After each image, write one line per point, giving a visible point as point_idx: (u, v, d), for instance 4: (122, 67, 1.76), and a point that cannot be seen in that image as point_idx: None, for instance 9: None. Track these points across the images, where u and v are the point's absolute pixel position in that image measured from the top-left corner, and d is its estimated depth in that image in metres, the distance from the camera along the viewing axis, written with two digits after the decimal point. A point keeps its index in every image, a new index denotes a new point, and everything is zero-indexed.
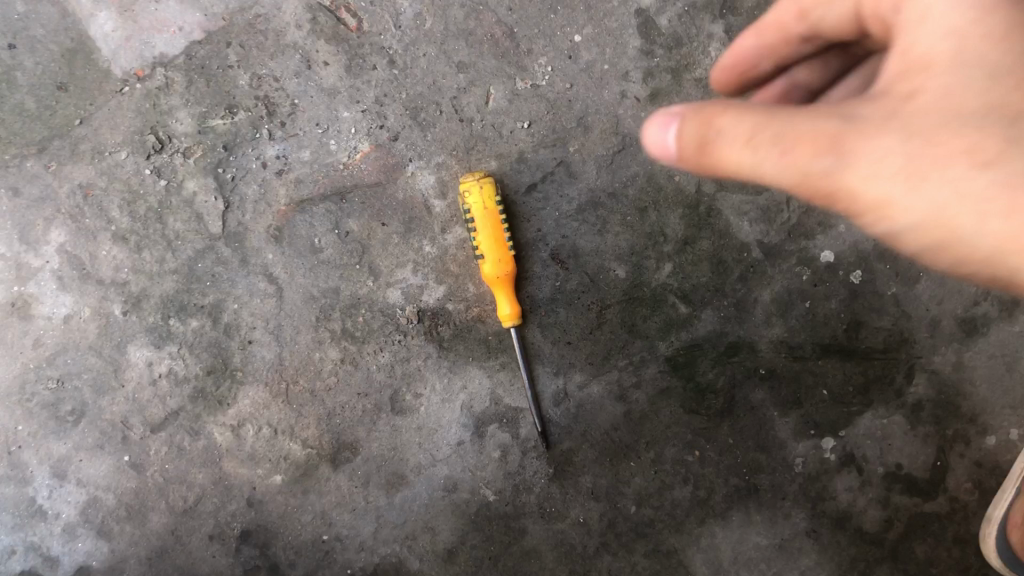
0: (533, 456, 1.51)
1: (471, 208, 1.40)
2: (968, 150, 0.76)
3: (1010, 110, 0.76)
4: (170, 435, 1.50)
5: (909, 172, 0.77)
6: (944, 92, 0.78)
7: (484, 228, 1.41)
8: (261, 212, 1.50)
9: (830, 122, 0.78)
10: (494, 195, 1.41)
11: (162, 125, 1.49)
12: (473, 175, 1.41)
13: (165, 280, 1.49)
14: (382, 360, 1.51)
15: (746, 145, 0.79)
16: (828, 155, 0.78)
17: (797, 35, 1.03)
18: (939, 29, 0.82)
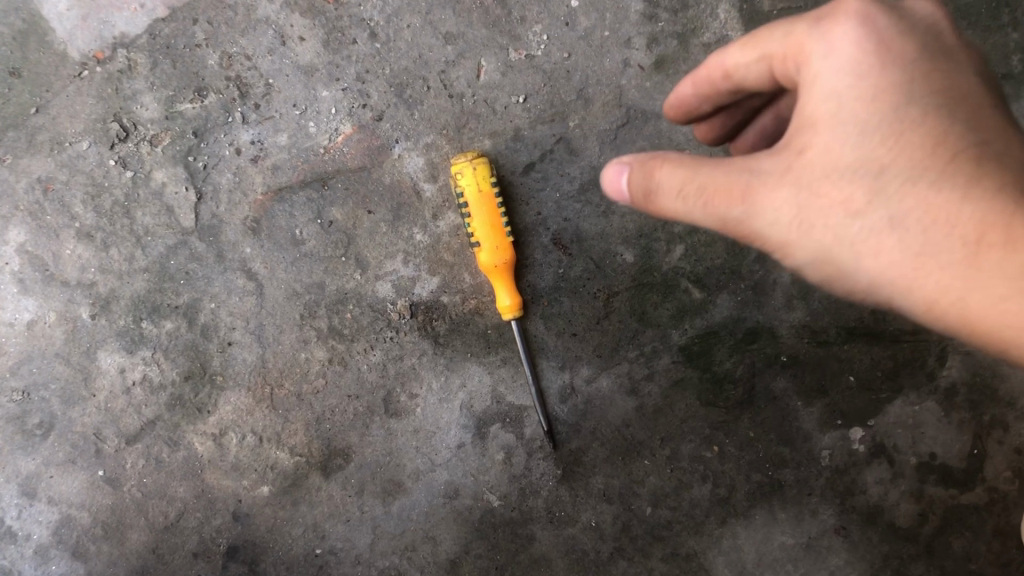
0: (540, 458, 1.41)
1: (464, 191, 1.29)
2: (850, 199, 0.80)
3: (886, 160, 0.79)
4: (147, 447, 1.39)
5: (803, 220, 0.82)
6: (830, 143, 0.81)
7: (479, 213, 1.30)
8: (236, 203, 1.38)
9: (730, 174, 0.83)
10: (489, 176, 1.30)
11: (125, 112, 1.37)
12: (466, 155, 1.29)
13: (135, 280, 1.38)
14: (373, 359, 1.40)
15: (666, 194, 0.86)
16: (730, 206, 0.83)
17: (728, 89, 1.00)
18: (827, 81, 0.82)
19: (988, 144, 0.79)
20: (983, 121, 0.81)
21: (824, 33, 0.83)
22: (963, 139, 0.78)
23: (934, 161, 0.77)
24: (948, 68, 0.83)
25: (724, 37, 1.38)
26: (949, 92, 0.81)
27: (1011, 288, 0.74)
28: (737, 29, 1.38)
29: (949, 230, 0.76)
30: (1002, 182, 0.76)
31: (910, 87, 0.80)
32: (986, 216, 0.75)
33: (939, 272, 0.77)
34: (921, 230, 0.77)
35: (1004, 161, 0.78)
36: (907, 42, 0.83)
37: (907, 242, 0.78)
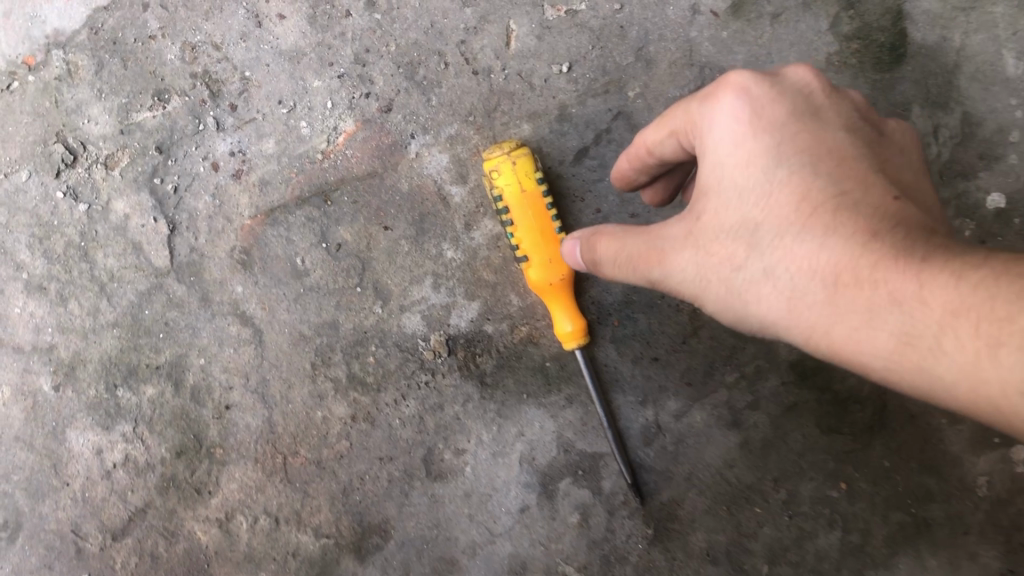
0: (624, 516, 1.11)
1: (501, 192, 1.00)
2: (732, 255, 0.74)
3: (758, 218, 0.73)
4: (139, 542, 1.12)
5: (701, 281, 0.76)
6: (717, 207, 0.76)
7: (521, 219, 1.01)
8: (218, 231, 1.10)
9: (649, 242, 0.81)
10: (533, 169, 1.01)
11: (70, 129, 1.09)
12: (500, 146, 1.00)
13: (103, 338, 1.10)
14: (406, 412, 1.12)
15: (609, 266, 0.84)
16: (648, 270, 0.80)
17: (662, 165, 0.87)
18: (711, 149, 0.77)
19: (854, 189, 0.71)
20: (852, 165, 0.72)
21: (704, 102, 0.77)
22: (828, 187, 0.71)
23: (799, 212, 0.71)
24: (822, 123, 0.75)
25: None
26: (820, 144, 0.74)
27: (867, 321, 0.66)
28: None
29: (811, 273, 0.69)
30: (860, 224, 0.68)
31: (779, 147, 0.74)
32: (844, 254, 0.67)
33: (805, 314, 0.69)
34: (790, 276, 0.70)
35: (868, 203, 0.69)
36: (785, 101, 0.76)
37: (778, 288, 0.71)
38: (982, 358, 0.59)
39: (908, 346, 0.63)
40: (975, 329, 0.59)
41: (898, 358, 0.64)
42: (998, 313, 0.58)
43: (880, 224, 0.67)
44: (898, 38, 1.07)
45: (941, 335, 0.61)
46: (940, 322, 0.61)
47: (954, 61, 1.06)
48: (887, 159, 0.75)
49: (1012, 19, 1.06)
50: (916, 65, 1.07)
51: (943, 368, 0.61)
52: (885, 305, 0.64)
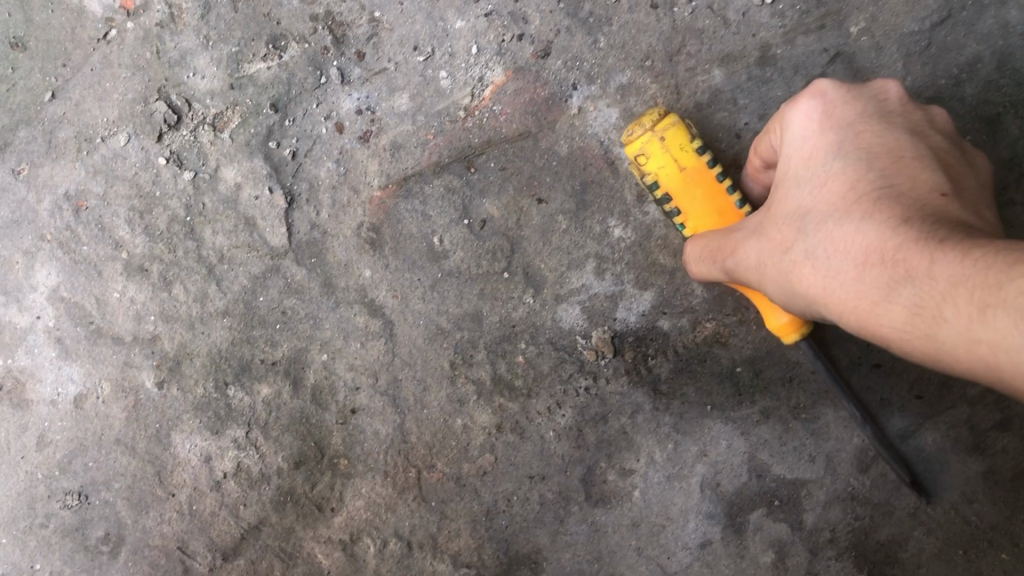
0: (829, 556, 0.90)
1: (648, 176, 0.78)
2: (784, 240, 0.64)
3: (809, 206, 0.63)
4: (252, 564, 0.96)
5: (764, 269, 0.67)
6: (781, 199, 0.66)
7: (688, 202, 0.79)
8: (343, 205, 0.93)
9: (724, 240, 0.72)
10: (685, 140, 0.78)
11: (173, 84, 0.94)
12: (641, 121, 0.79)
13: (213, 328, 0.95)
14: (562, 423, 0.93)
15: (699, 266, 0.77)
16: (728, 262, 0.71)
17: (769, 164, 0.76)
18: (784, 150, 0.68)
19: (905, 183, 0.59)
20: (914, 163, 0.61)
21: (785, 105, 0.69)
22: (880, 179, 0.60)
23: (844, 199, 0.60)
24: (890, 126, 0.65)
25: None
26: (882, 142, 0.63)
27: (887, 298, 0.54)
28: None
29: (844, 252, 0.58)
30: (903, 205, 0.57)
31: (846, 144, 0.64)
32: (876, 234, 0.56)
33: (840, 299, 0.58)
34: (826, 264, 0.60)
35: (915, 195, 0.58)
36: (859, 105, 0.66)
37: (818, 270, 0.60)
38: (975, 323, 0.47)
39: (920, 321, 0.52)
40: (972, 291, 0.47)
41: (911, 334, 0.52)
42: (992, 278, 0.46)
43: (920, 209, 0.56)
44: None
45: (942, 302, 0.50)
46: (944, 291, 0.50)
47: None
48: (967, 169, 0.63)
49: None
50: None
51: (947, 341, 0.49)
52: (899, 280, 0.53)
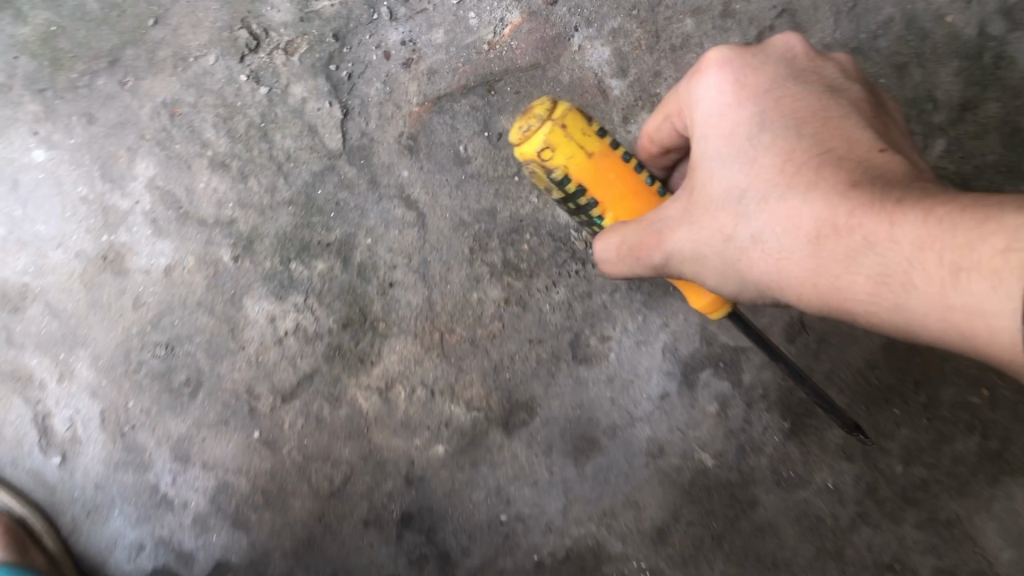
0: (762, 409, 1.16)
1: (560, 162, 0.82)
2: (723, 226, 0.76)
3: (745, 183, 0.75)
4: (306, 405, 1.21)
5: (703, 250, 0.79)
6: (709, 174, 0.78)
7: (602, 190, 0.86)
8: (389, 117, 1.18)
9: (642, 226, 0.84)
10: (577, 122, 0.82)
11: (254, 17, 1.21)
12: (530, 118, 0.82)
13: (280, 215, 1.18)
14: (556, 298, 1.17)
15: (616, 263, 0.88)
16: (650, 256, 0.83)
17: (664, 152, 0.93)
18: (701, 125, 0.81)
19: (838, 148, 0.72)
20: (838, 124, 0.75)
21: (693, 81, 0.82)
22: (812, 147, 0.72)
23: (783, 173, 0.72)
24: (799, 90, 0.79)
25: None
26: (800, 106, 0.77)
27: (847, 268, 0.66)
28: None
29: (795, 230, 0.70)
30: (836, 172, 0.69)
31: (764, 114, 0.77)
32: (824, 208, 0.68)
33: (794, 270, 0.70)
34: (777, 237, 0.72)
35: (853, 158, 0.70)
36: (766, 74, 0.80)
37: (767, 249, 0.72)
38: (950, 288, 0.58)
39: (883, 285, 0.64)
40: (942, 258, 0.59)
41: (879, 299, 0.64)
42: (962, 241, 0.58)
43: (860, 179, 0.68)
44: None
45: (909, 268, 0.61)
46: (909, 255, 0.61)
47: None
48: (867, 108, 0.78)
49: None
50: None
51: (915, 304, 0.61)
52: (859, 249, 0.65)
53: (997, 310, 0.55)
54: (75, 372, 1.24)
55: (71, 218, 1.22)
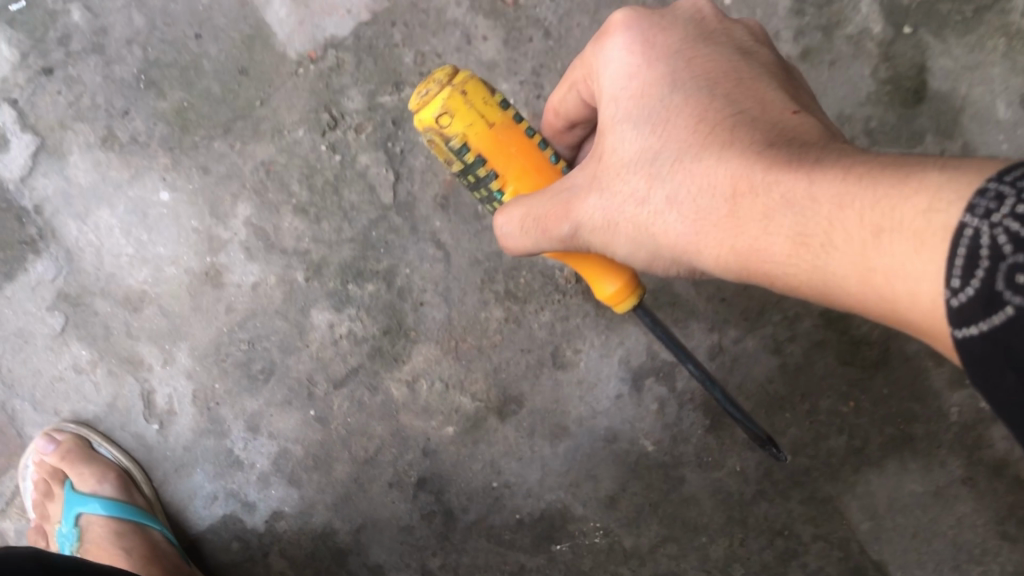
0: (690, 408, 1.60)
1: (456, 126, 1.02)
2: (636, 189, 0.95)
3: (659, 146, 0.94)
4: (352, 391, 1.62)
5: (620, 213, 0.97)
6: (619, 138, 0.98)
7: (500, 160, 1.06)
8: (429, 182, 1.59)
9: (554, 199, 1.02)
10: (473, 92, 1.02)
11: (333, 103, 1.59)
12: (431, 82, 1.03)
13: (344, 248, 1.61)
14: (543, 318, 1.59)
15: (515, 236, 1.08)
16: (560, 225, 1.02)
17: (563, 121, 1.19)
18: (609, 89, 1.01)
19: (748, 110, 0.91)
20: (746, 83, 0.95)
21: (600, 46, 1.03)
22: (721, 109, 0.92)
23: (693, 135, 0.92)
24: (708, 53, 0.98)
25: (866, 29, 1.54)
26: (705, 65, 0.97)
27: (763, 229, 0.82)
28: (878, 21, 1.54)
29: (709, 191, 0.88)
30: (744, 136, 0.87)
31: (675, 74, 0.97)
32: (738, 168, 0.85)
33: (707, 224, 0.88)
34: (691, 199, 0.90)
35: (761, 120, 0.89)
36: (674, 37, 1.00)
37: (683, 207, 0.90)
38: (873, 251, 0.70)
39: (799, 240, 0.79)
40: (863, 224, 0.71)
41: (796, 255, 0.79)
42: (879, 202, 0.70)
43: (765, 139, 0.86)
44: (921, 85, 1.53)
45: (828, 227, 0.75)
46: (827, 214, 0.75)
47: (959, 105, 1.52)
48: (773, 70, 0.98)
49: (1006, 79, 1.52)
50: (932, 106, 1.53)
51: (831, 262, 0.75)
52: (780, 212, 0.80)
53: (918, 270, 0.66)
54: (176, 359, 1.64)
55: (184, 243, 1.63)
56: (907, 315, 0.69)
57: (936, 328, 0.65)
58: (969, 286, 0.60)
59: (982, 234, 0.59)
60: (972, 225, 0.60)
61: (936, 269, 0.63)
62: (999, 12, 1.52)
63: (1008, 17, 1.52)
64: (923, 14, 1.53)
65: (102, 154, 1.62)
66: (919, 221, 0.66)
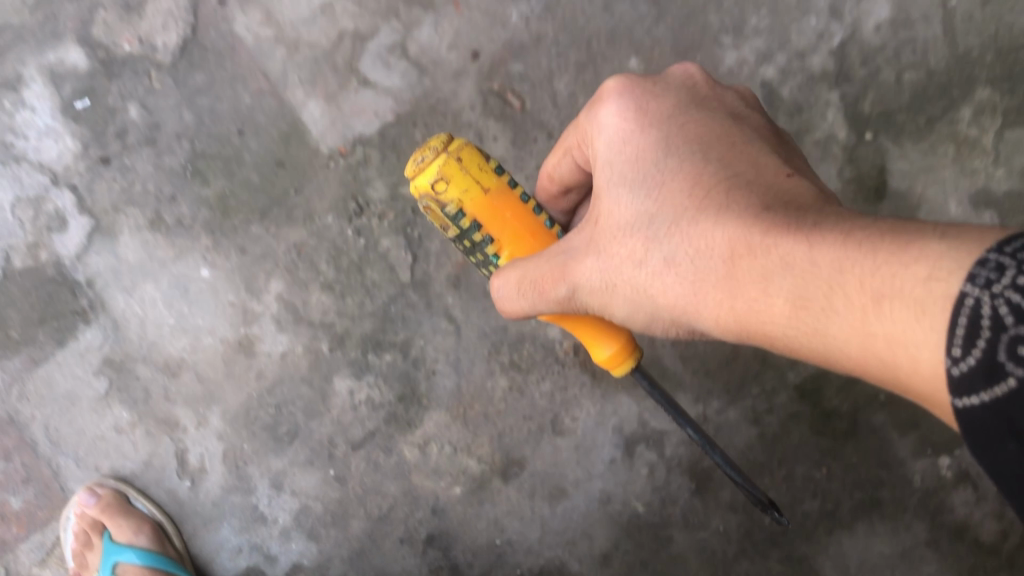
0: (677, 473, 1.75)
1: (450, 191, 1.14)
2: (636, 252, 1.02)
3: (658, 211, 1.00)
4: (368, 453, 1.78)
5: (622, 272, 1.04)
6: (617, 201, 1.05)
7: (496, 224, 1.18)
8: (443, 263, 1.78)
9: (552, 262, 1.11)
10: (466, 161, 1.15)
11: (360, 193, 1.78)
12: (427, 150, 1.15)
13: (365, 321, 1.78)
14: (544, 388, 1.76)
15: (511, 298, 1.17)
16: (558, 286, 1.11)
17: (557, 185, 1.30)
18: (605, 155, 1.09)
19: (744, 175, 0.97)
20: (739, 149, 1.02)
21: (597, 113, 1.11)
22: (717, 174, 0.98)
23: (693, 199, 0.97)
24: (701, 120, 1.06)
25: (832, 134, 1.74)
26: (699, 133, 1.04)
27: (762, 291, 0.87)
28: (843, 128, 1.74)
29: (710, 254, 0.93)
30: (740, 199, 0.93)
31: (670, 140, 1.04)
32: (736, 232, 0.90)
33: (708, 285, 0.93)
34: (692, 261, 0.95)
35: (756, 184, 0.95)
36: (667, 106, 1.08)
37: (683, 268, 0.96)
38: (872, 317, 0.75)
39: (797, 303, 0.83)
40: (862, 288, 0.76)
41: (796, 317, 0.84)
42: (876, 267, 0.75)
43: (762, 204, 0.91)
44: (881, 185, 1.73)
45: (827, 291, 0.80)
46: (825, 278, 0.80)
47: (915, 203, 1.73)
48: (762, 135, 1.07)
49: (956, 181, 1.72)
50: (891, 203, 1.73)
51: (831, 326, 0.79)
52: (779, 276, 0.84)
53: (916, 337, 0.70)
54: (209, 422, 1.79)
55: (221, 315, 1.80)
56: (907, 381, 0.73)
57: (936, 396, 0.69)
58: (969, 357, 0.64)
59: (983, 304, 0.63)
60: (973, 294, 0.64)
61: (937, 338, 0.67)
62: (949, 121, 1.72)
63: (957, 126, 1.72)
64: (882, 123, 1.74)
65: (150, 235, 1.81)
66: (919, 289, 0.70)
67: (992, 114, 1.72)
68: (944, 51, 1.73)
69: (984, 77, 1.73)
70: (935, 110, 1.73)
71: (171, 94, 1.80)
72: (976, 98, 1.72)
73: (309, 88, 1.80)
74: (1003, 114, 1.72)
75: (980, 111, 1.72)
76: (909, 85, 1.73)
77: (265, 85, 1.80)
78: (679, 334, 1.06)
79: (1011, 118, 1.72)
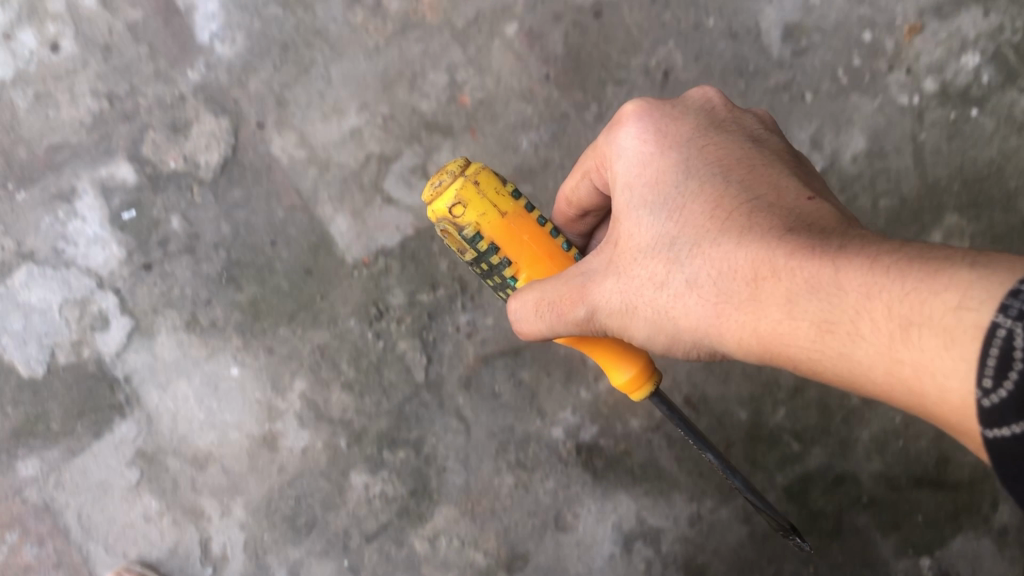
0: (673, 568, 1.88)
1: (465, 214, 1.24)
2: (658, 274, 1.15)
3: (682, 234, 1.14)
4: (381, 544, 1.90)
5: (645, 294, 1.17)
6: (637, 226, 1.19)
7: (516, 248, 1.29)
8: (456, 365, 1.92)
9: (569, 286, 1.23)
10: (482, 185, 1.25)
11: (380, 299, 1.94)
12: (444, 176, 1.25)
13: (381, 418, 1.92)
14: (548, 485, 1.89)
15: (528, 319, 1.29)
16: (575, 309, 1.23)
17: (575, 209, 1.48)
18: (626, 182, 1.23)
19: (764, 200, 1.11)
20: (756, 174, 1.16)
21: (619, 141, 1.25)
22: (739, 200, 1.12)
23: (715, 222, 1.11)
24: (719, 147, 1.21)
25: None
26: (719, 160, 1.19)
27: (784, 312, 1.00)
28: None
29: (730, 273, 1.07)
30: (762, 228, 1.06)
31: (689, 167, 1.19)
32: (760, 255, 1.04)
33: (728, 305, 1.07)
34: (712, 283, 1.09)
35: (775, 208, 1.09)
36: (687, 135, 1.23)
37: (704, 288, 1.10)
38: (902, 344, 0.87)
39: (821, 322, 0.96)
40: (886, 313, 0.88)
41: (818, 336, 0.96)
42: (898, 292, 0.88)
43: (784, 229, 1.05)
44: None
45: (849, 312, 0.92)
46: (850, 300, 0.92)
47: None
48: (775, 156, 1.21)
49: None
50: None
51: (856, 351, 0.92)
52: (804, 298, 0.97)
53: (942, 361, 0.82)
54: (232, 512, 1.92)
55: (247, 411, 1.94)
56: (931, 404, 0.85)
57: (965, 418, 0.81)
58: (1003, 388, 0.76)
59: (1015, 336, 0.75)
60: (1006, 326, 0.76)
61: (967, 365, 0.79)
62: None
63: None
64: None
65: (185, 335, 1.96)
66: (948, 318, 0.82)
67: (960, 238, 1.90)
68: (915, 181, 1.91)
69: (952, 204, 1.90)
70: (909, 233, 1.89)
71: (211, 207, 1.97)
72: (945, 223, 1.90)
73: (337, 203, 1.96)
74: (970, 238, 1.90)
75: (950, 235, 1.90)
76: (883, 211, 1.90)
77: (297, 201, 1.97)
78: (696, 356, 1.19)
79: (978, 242, 1.90)
